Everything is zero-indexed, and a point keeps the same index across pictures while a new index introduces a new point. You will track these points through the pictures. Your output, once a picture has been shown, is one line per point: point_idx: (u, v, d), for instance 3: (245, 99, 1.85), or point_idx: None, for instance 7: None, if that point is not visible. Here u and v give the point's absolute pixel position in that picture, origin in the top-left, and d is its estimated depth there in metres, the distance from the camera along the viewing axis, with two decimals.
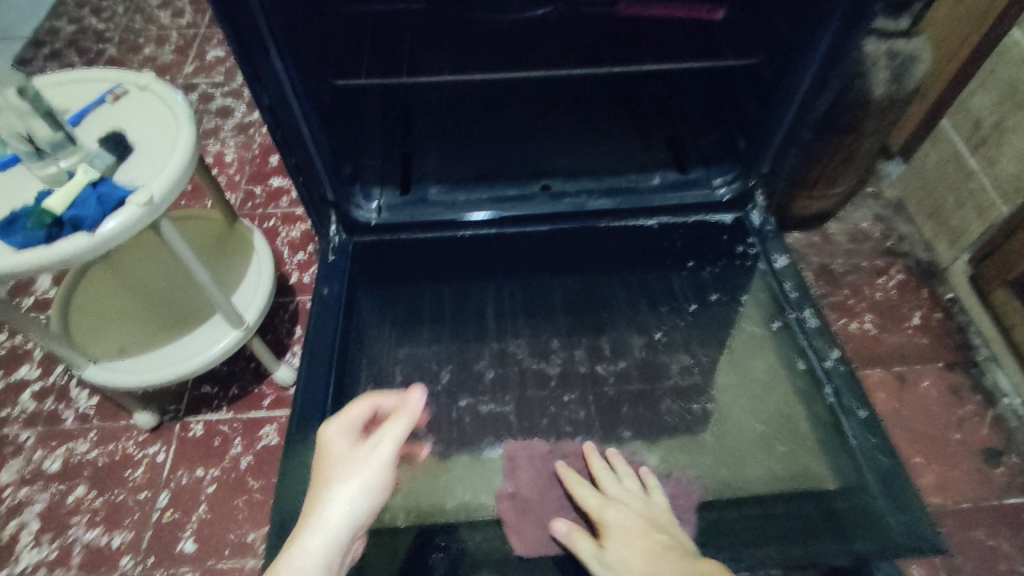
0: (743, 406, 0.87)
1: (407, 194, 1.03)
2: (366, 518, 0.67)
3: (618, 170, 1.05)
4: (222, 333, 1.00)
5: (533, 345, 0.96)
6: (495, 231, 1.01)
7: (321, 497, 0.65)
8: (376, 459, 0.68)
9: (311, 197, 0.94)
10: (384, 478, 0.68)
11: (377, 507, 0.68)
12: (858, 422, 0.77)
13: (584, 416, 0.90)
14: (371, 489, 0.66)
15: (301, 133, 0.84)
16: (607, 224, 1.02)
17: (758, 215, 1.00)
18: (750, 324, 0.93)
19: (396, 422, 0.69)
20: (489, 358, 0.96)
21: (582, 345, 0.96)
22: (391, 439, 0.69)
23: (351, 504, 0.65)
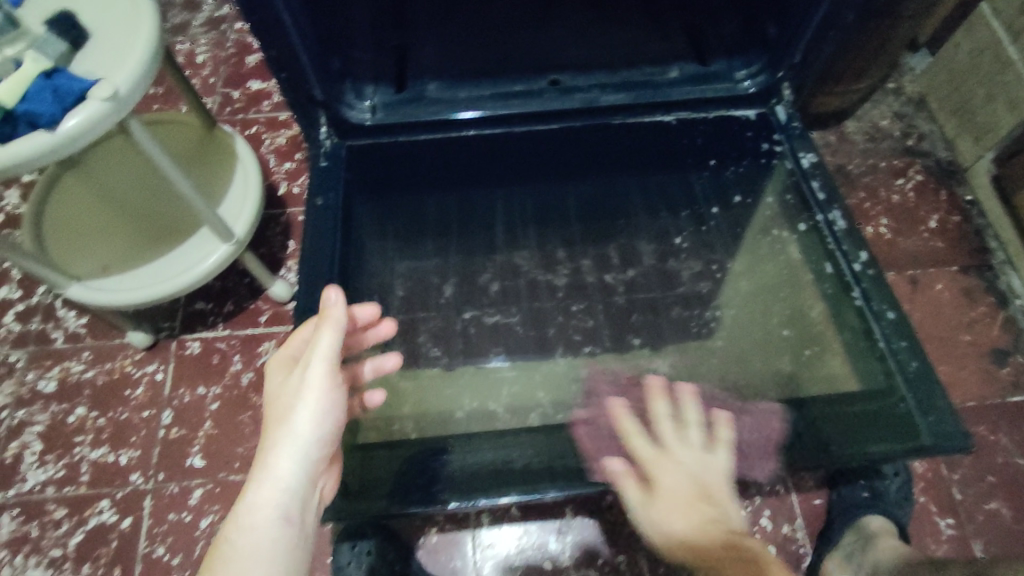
0: (765, 315, 0.84)
1: (404, 91, 0.94)
2: (323, 443, 0.65)
3: (632, 61, 0.96)
4: (211, 248, 0.93)
5: (539, 255, 0.92)
6: (500, 131, 0.94)
7: (267, 442, 0.63)
8: (314, 385, 0.64)
9: (297, 96, 0.85)
10: (327, 401, 0.64)
11: (334, 428, 0.66)
12: (888, 324, 0.75)
13: (592, 325, 0.88)
14: (317, 415, 0.64)
15: (280, 19, 0.74)
16: (621, 122, 0.94)
17: (783, 111, 0.93)
18: (774, 228, 0.89)
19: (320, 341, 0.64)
20: (494, 271, 0.91)
21: (590, 255, 0.92)
22: (319, 359, 0.64)
23: (297, 437, 0.63)
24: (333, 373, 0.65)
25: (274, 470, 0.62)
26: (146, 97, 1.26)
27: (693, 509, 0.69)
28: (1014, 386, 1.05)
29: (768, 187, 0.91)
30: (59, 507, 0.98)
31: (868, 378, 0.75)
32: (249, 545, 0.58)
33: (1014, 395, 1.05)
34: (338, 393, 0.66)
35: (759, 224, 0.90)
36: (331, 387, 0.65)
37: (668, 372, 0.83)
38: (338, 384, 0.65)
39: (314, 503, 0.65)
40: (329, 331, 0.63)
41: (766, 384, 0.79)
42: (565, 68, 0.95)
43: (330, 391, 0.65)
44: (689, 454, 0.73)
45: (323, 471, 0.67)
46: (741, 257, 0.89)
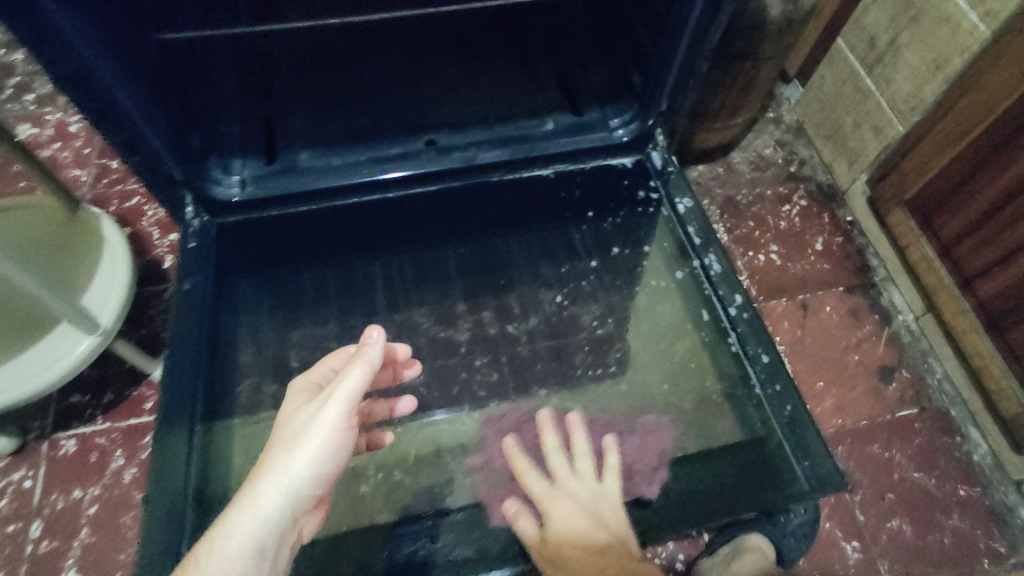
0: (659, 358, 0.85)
1: (274, 162, 0.91)
2: (313, 490, 0.59)
3: (510, 115, 0.96)
4: (73, 341, 0.86)
5: (437, 312, 0.90)
6: (377, 197, 0.91)
7: (258, 480, 0.56)
8: (323, 427, 0.58)
9: (156, 179, 0.79)
10: (332, 447, 0.58)
11: (327, 475, 0.60)
12: (762, 367, 0.76)
13: (497, 378, 0.86)
14: (315, 461, 0.57)
15: (119, 102, 0.69)
16: (501, 178, 0.93)
17: (659, 156, 0.95)
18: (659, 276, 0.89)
19: (352, 374, 0.58)
20: (394, 331, 0.88)
21: (490, 307, 0.90)
22: (346, 392, 0.58)
23: (291, 474, 0.57)
24: (349, 418, 0.58)
25: (256, 513, 0.55)
26: (6, 178, 1.18)
27: (586, 547, 0.67)
28: (902, 401, 1.10)
29: (649, 233, 0.92)
30: None
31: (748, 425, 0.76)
32: (216, 574, 0.53)
33: (903, 410, 1.09)
34: (345, 439, 0.60)
35: (645, 269, 0.90)
36: (339, 433, 0.59)
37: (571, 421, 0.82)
38: (348, 430, 0.59)
39: (290, 540, 0.60)
40: (364, 371, 0.57)
41: (651, 440, 0.79)
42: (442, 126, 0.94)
43: (339, 437, 0.59)
44: (583, 488, 0.71)
45: (304, 516, 0.61)
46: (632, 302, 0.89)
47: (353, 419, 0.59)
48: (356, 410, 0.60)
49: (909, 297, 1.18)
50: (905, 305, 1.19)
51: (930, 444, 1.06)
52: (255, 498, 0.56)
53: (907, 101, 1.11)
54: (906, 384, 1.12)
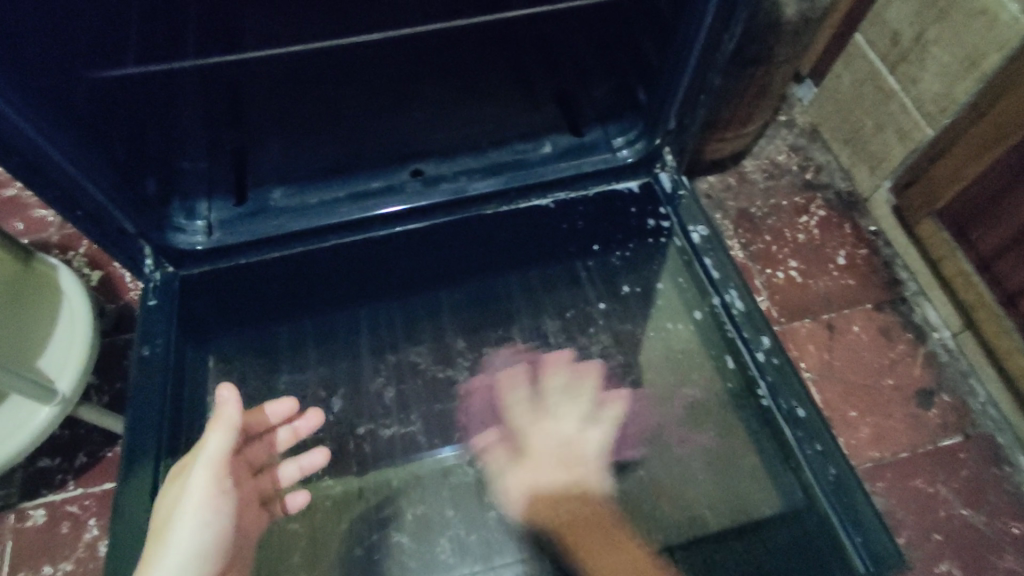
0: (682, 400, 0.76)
1: (244, 203, 0.83)
2: (205, 559, 0.61)
3: (503, 139, 0.88)
4: (31, 411, 0.78)
5: (436, 349, 0.82)
6: (359, 237, 0.82)
7: (149, 551, 0.59)
8: (196, 491, 0.61)
9: (106, 233, 0.71)
10: (208, 513, 0.61)
11: (219, 542, 0.62)
12: (799, 424, 0.67)
13: (501, 421, 0.77)
14: (195, 527, 0.60)
15: (51, 157, 0.61)
16: (495, 210, 0.85)
17: (668, 177, 0.86)
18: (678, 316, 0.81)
19: (213, 437, 0.62)
20: (387, 375, 0.80)
21: (491, 341, 0.82)
22: (206, 460, 0.62)
23: (176, 546, 0.59)
24: (218, 479, 0.62)
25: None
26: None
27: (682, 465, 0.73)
28: (944, 429, 1.01)
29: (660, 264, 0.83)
30: None
31: (783, 493, 0.68)
32: None
33: (946, 438, 1.00)
34: (225, 501, 0.63)
35: (663, 305, 0.81)
36: (216, 495, 0.62)
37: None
38: (222, 491, 0.63)
39: None
40: (219, 431, 0.62)
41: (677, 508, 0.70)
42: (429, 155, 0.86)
43: (215, 500, 0.62)
44: (568, 427, 0.73)
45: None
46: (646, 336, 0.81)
47: (221, 481, 0.63)
48: (225, 471, 0.63)
49: (944, 313, 1.09)
50: (940, 321, 1.10)
51: (978, 477, 0.97)
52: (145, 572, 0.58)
53: (936, 101, 1.01)
54: (947, 409, 1.03)
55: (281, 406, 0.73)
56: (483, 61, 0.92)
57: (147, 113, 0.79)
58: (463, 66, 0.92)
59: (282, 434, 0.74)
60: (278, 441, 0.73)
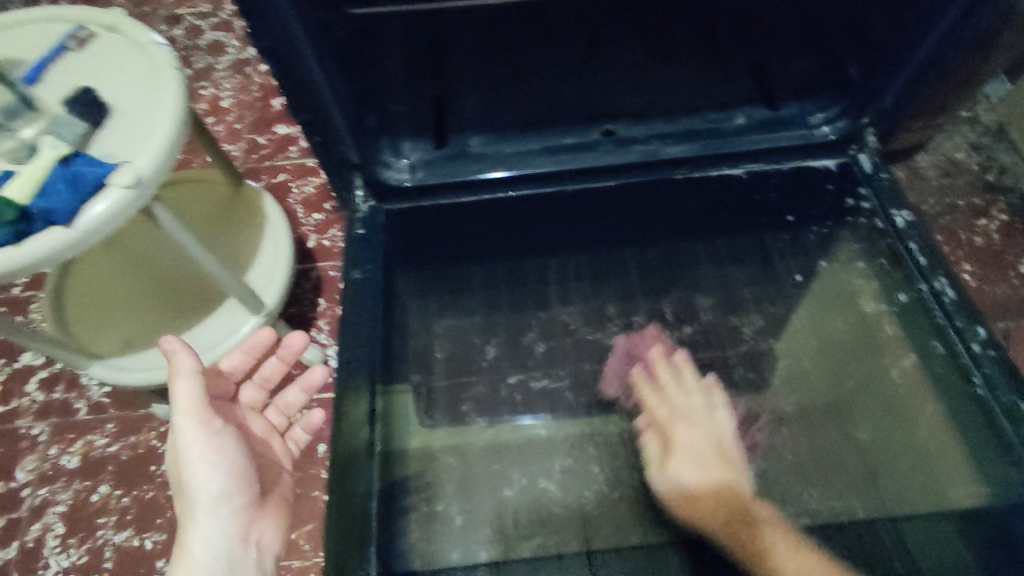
0: (845, 392, 0.77)
1: (444, 147, 0.87)
2: (232, 496, 0.63)
3: (694, 107, 0.88)
4: (242, 317, 0.87)
5: (586, 313, 0.84)
6: (551, 189, 0.86)
7: (184, 504, 0.62)
8: (187, 443, 0.60)
9: (331, 160, 0.77)
10: (209, 455, 0.61)
11: (239, 477, 0.63)
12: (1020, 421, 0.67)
13: (649, 390, 0.80)
14: (205, 471, 0.61)
15: (314, 83, 0.66)
16: (686, 175, 0.86)
17: (869, 160, 0.84)
18: (840, 307, 0.81)
19: (178, 387, 0.61)
20: (538, 329, 0.84)
21: (642, 311, 0.84)
22: (185, 410, 0.61)
23: (199, 497, 0.61)
24: (202, 426, 0.61)
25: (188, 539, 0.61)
26: None
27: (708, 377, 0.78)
28: None
29: (852, 249, 0.83)
30: None
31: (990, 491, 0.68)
32: None
33: None
34: (222, 442, 0.62)
35: (846, 291, 0.82)
36: (210, 440, 0.61)
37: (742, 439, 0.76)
38: (212, 434, 0.62)
39: (251, 555, 0.64)
40: (181, 378, 0.60)
41: (859, 487, 0.71)
42: (622, 116, 0.88)
43: (211, 443, 0.62)
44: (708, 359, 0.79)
45: (250, 524, 0.65)
46: (793, 320, 0.82)
47: (207, 425, 0.61)
48: (207, 414, 0.62)
49: None
50: None
51: None
52: (187, 521, 0.62)
53: None
54: None
55: (259, 339, 0.77)
56: None
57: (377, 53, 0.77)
58: None
59: (270, 366, 0.79)
60: (271, 372, 0.78)
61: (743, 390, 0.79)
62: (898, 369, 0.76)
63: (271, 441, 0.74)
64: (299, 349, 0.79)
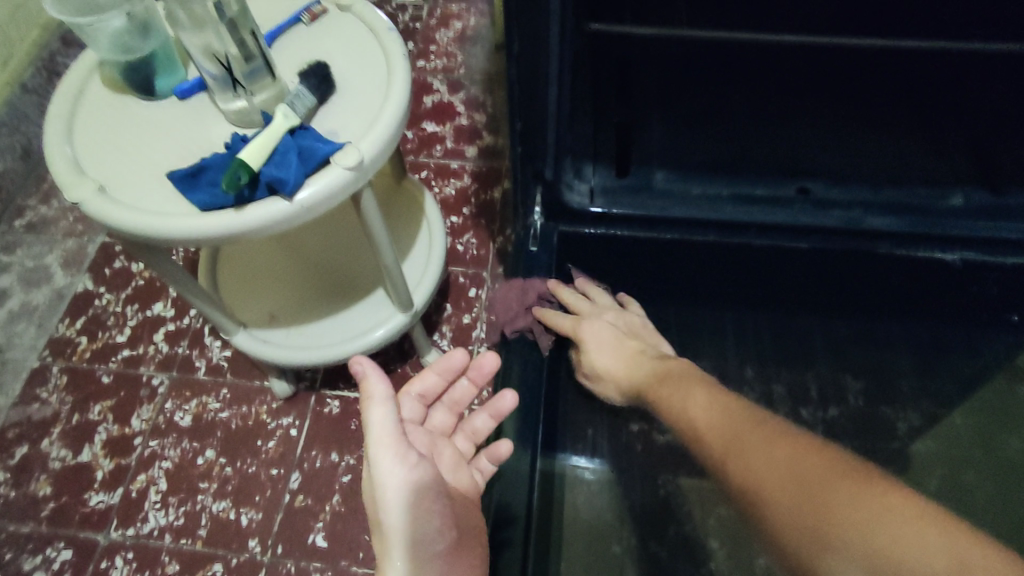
0: (1010, 523, 0.75)
1: (626, 175, 0.83)
2: (429, 538, 0.60)
3: (904, 180, 0.80)
4: (388, 313, 0.84)
5: (722, 372, 0.83)
6: (735, 241, 0.81)
7: (381, 547, 0.59)
8: (386, 477, 0.59)
9: (525, 172, 0.74)
10: (408, 492, 0.59)
11: (437, 518, 0.61)
12: None
13: None
14: (406, 508, 0.59)
15: (546, 92, 0.64)
16: (886, 251, 0.79)
17: None
18: (1014, 428, 0.79)
19: (374, 416, 0.60)
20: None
21: (783, 381, 0.82)
22: (381, 442, 0.60)
23: (401, 538, 0.59)
24: (400, 457, 0.60)
25: None
26: None
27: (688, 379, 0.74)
28: None
29: None
30: (172, 561, 0.91)
31: None
32: None
33: None
34: (419, 477, 0.61)
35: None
36: (408, 473, 0.60)
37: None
38: (411, 468, 0.60)
39: None
40: (375, 407, 0.59)
41: None
42: (820, 177, 0.82)
43: (409, 477, 0.60)
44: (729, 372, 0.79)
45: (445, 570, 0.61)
46: (954, 425, 0.80)
47: (406, 459, 0.60)
48: (405, 446, 0.61)
49: None
50: None
51: None
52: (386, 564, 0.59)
53: None
54: None
55: (450, 359, 0.72)
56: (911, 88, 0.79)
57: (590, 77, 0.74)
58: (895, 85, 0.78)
59: (461, 388, 0.73)
60: (461, 395, 0.73)
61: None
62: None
63: (458, 470, 0.69)
64: (490, 370, 0.72)
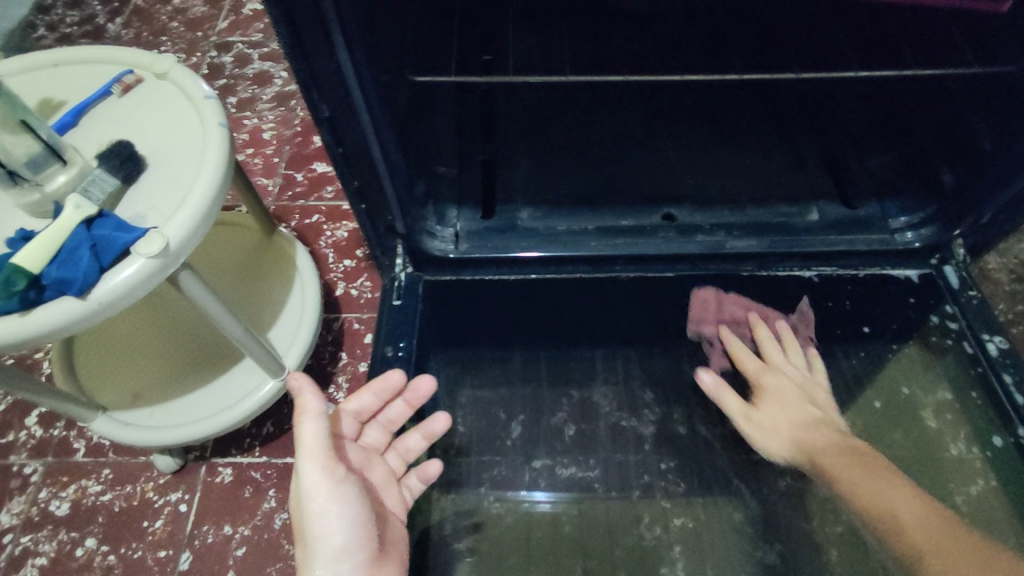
0: None
1: (490, 218, 0.81)
2: (355, 550, 0.54)
3: (764, 199, 0.81)
4: (259, 381, 0.81)
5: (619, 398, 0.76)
6: (602, 274, 0.80)
7: (303, 558, 0.54)
8: (310, 491, 0.53)
9: (375, 228, 0.72)
10: (333, 504, 0.53)
11: (364, 531, 0.55)
12: None
13: (684, 491, 0.70)
14: (332, 520, 0.53)
15: (368, 150, 0.61)
16: (750, 272, 0.79)
17: (955, 274, 0.77)
18: (901, 425, 0.72)
19: (303, 428, 0.54)
20: (569, 411, 0.76)
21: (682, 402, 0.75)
22: (309, 453, 0.54)
23: (324, 550, 0.53)
24: (329, 470, 0.54)
25: None
26: None
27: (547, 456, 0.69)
28: None
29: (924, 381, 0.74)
30: None
31: None
32: None
33: None
34: (346, 490, 0.55)
35: (906, 408, 0.73)
36: (335, 486, 0.54)
37: (778, 568, 0.66)
38: (337, 481, 0.54)
39: None
40: (305, 420, 0.54)
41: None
42: (683, 201, 0.81)
43: (337, 491, 0.54)
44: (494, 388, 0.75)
45: None
46: (845, 423, 0.73)
47: (333, 471, 0.54)
48: (334, 459, 0.55)
49: None
50: None
51: None
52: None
53: None
54: None
55: (387, 379, 0.68)
56: (756, 116, 0.85)
57: (421, 115, 0.79)
58: (732, 115, 0.85)
59: (396, 408, 0.70)
60: (394, 415, 0.69)
61: (800, 503, 0.69)
62: (966, 496, 0.67)
63: (387, 489, 0.64)
64: (427, 392, 0.70)
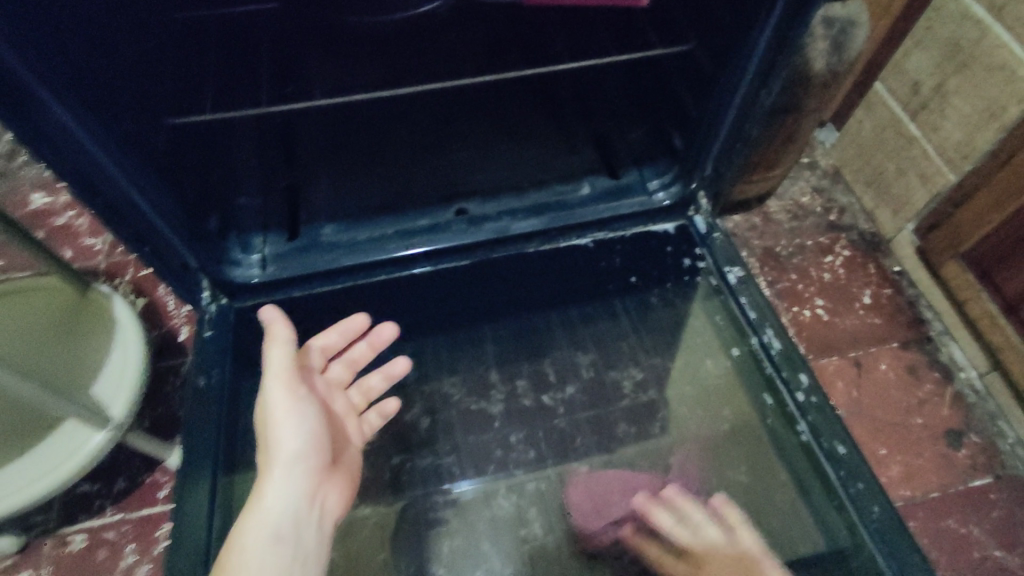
0: None
1: (296, 238, 0.86)
2: (308, 454, 0.68)
3: (544, 182, 0.91)
4: (83, 437, 0.81)
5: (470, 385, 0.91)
6: (401, 270, 0.86)
7: (262, 464, 0.66)
8: (275, 404, 0.67)
9: (169, 267, 0.75)
10: (293, 414, 0.67)
11: (315, 441, 0.68)
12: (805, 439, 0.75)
13: (534, 455, 0.86)
14: (292, 427, 0.67)
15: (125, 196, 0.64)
16: (537, 248, 0.88)
17: (703, 220, 0.89)
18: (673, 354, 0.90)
19: (273, 352, 0.69)
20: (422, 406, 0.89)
21: (524, 374, 0.92)
22: (276, 372, 0.69)
23: (284, 454, 0.66)
24: (291, 389, 0.68)
25: (265, 491, 0.64)
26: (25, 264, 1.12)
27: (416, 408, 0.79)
28: (975, 469, 0.95)
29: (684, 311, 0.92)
30: None
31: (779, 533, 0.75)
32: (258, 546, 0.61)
33: (977, 479, 0.94)
34: (304, 407, 0.69)
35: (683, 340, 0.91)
36: (296, 401, 0.68)
37: None
38: (296, 398, 0.69)
39: (313, 519, 0.67)
40: (276, 346, 0.70)
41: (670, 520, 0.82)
42: (472, 195, 0.90)
43: (296, 406, 0.68)
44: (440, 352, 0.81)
45: (320, 487, 0.69)
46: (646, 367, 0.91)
47: (294, 390, 0.69)
48: (295, 381, 0.69)
49: (974, 355, 1.04)
50: (968, 362, 1.04)
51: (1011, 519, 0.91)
52: (264, 479, 0.65)
53: (959, 149, 0.97)
54: (977, 450, 0.96)
55: (355, 322, 0.84)
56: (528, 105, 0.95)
57: (195, 157, 0.81)
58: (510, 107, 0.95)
59: (359, 349, 0.85)
60: (358, 355, 0.85)
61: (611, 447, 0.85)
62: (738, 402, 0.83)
63: (349, 419, 0.80)
64: (388, 337, 0.86)
